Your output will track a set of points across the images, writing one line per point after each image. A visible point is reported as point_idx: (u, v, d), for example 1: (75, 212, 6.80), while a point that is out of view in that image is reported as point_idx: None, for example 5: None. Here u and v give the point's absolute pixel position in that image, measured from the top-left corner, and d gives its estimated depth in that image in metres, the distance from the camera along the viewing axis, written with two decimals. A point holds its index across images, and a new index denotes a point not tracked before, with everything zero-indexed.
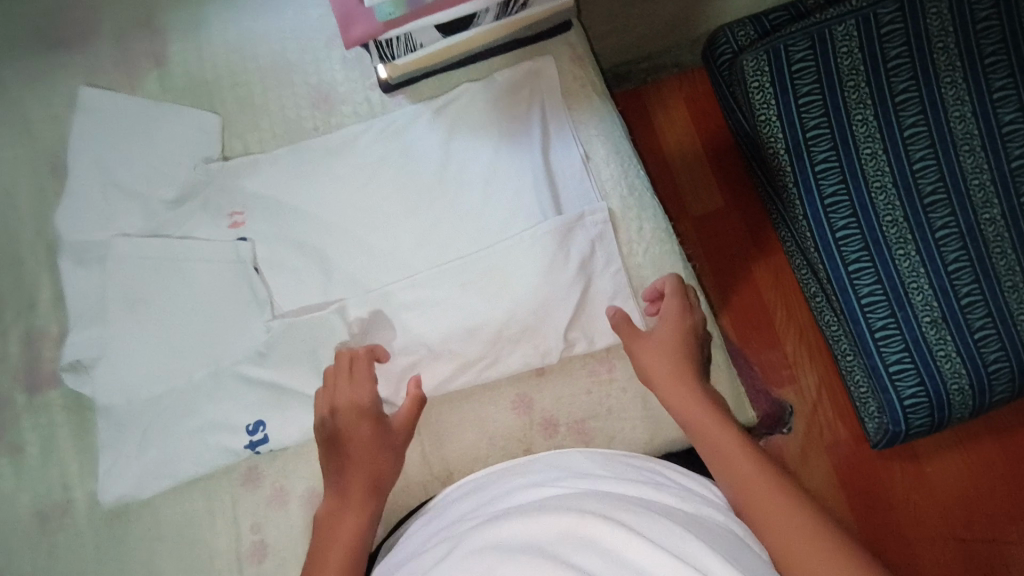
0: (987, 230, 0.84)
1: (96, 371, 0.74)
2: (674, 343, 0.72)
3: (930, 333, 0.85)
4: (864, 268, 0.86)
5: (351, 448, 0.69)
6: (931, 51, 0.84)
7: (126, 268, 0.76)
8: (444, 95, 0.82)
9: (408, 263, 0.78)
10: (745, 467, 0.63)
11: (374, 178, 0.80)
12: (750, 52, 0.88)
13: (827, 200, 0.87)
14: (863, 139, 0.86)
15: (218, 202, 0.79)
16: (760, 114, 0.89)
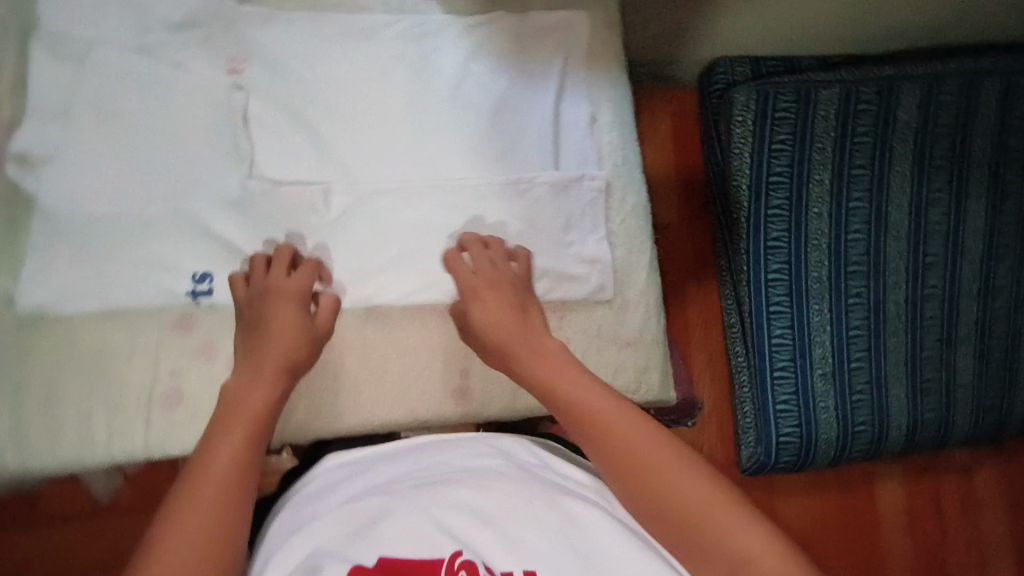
0: (890, 308, 0.97)
1: (45, 171, 0.69)
2: (508, 291, 0.74)
3: (817, 384, 0.99)
4: (781, 312, 0.98)
5: (272, 328, 0.69)
6: (891, 142, 0.96)
7: (107, 78, 0.72)
8: (480, 15, 0.82)
9: (400, 166, 0.78)
10: (603, 412, 0.60)
11: (387, 71, 0.79)
12: (743, 88, 0.99)
13: (770, 242, 0.98)
14: (815, 201, 0.97)
15: (221, 41, 0.75)
16: (737, 150, 0.99)
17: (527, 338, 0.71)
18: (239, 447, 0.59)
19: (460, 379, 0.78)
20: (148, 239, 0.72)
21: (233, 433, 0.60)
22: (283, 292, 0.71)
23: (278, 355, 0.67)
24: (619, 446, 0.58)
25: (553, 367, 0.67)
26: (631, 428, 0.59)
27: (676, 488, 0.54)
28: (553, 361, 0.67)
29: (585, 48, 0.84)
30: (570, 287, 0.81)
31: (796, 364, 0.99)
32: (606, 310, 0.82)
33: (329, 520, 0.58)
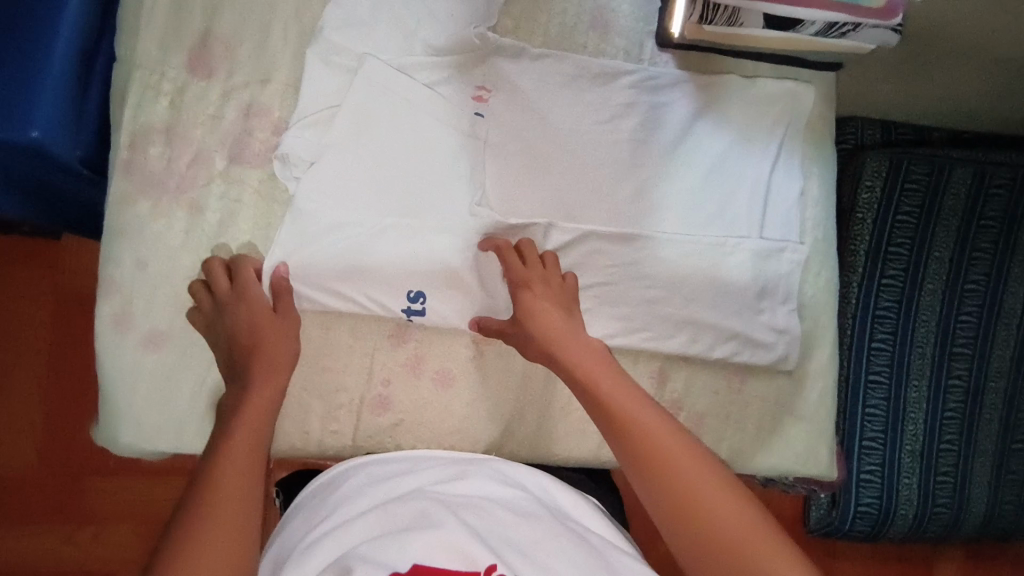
0: (989, 393, 1.08)
1: (303, 174, 0.72)
2: (562, 300, 0.74)
3: (905, 460, 1.10)
4: (878, 383, 1.08)
5: (259, 333, 0.66)
6: (1015, 228, 1.02)
7: (366, 90, 0.74)
8: (713, 76, 0.83)
9: (619, 213, 0.80)
10: (666, 445, 0.60)
11: (618, 119, 0.81)
12: (876, 153, 1.00)
13: (879, 312, 1.05)
14: (930, 276, 1.03)
15: (475, 70, 0.78)
16: (859, 212, 1.03)
17: (569, 339, 0.71)
18: (257, 431, 0.59)
19: None
20: (377, 249, 0.74)
21: (259, 414, 0.61)
22: (245, 308, 0.67)
23: (274, 364, 0.65)
24: (675, 478, 0.58)
25: (608, 385, 0.66)
26: (684, 462, 0.59)
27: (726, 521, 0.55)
28: (608, 381, 0.66)
29: (804, 122, 0.86)
30: (757, 353, 0.82)
31: (884, 437, 1.10)
32: (786, 380, 0.84)
33: (362, 524, 0.58)
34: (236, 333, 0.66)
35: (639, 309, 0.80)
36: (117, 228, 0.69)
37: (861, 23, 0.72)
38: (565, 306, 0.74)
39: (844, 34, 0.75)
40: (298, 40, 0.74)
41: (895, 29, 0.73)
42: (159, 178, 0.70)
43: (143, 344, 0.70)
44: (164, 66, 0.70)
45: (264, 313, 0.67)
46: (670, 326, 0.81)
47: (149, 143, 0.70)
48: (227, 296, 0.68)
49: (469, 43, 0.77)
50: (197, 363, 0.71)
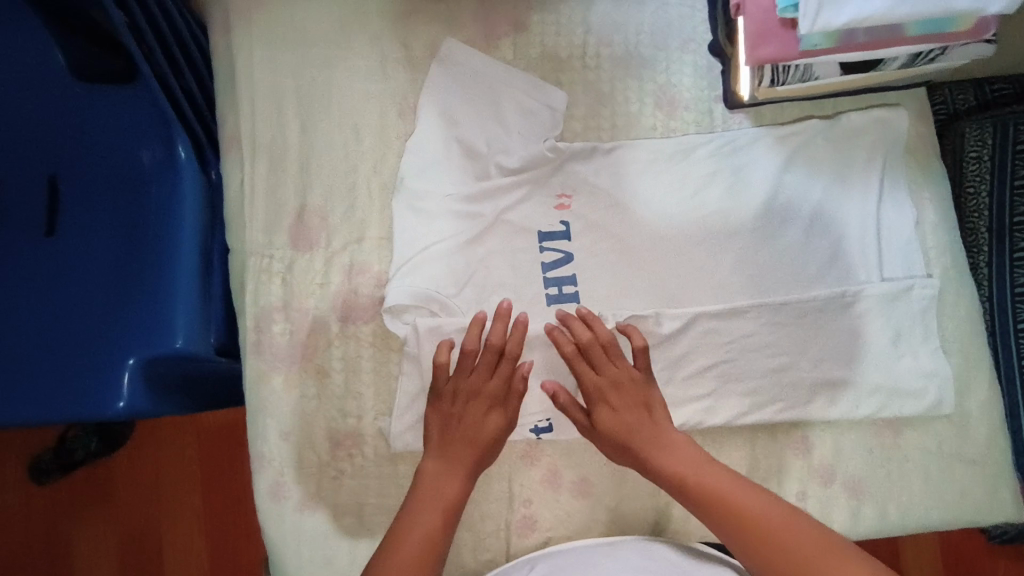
0: None
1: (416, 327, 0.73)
2: (637, 400, 0.71)
3: None
4: None
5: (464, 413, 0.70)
6: None
7: (457, 225, 0.76)
8: (795, 124, 0.80)
9: (724, 287, 0.78)
10: (747, 502, 0.63)
11: (702, 191, 0.79)
12: (974, 119, 0.82)
13: (1019, 290, 0.80)
14: None
15: (552, 181, 0.79)
16: (969, 185, 0.84)
17: (635, 412, 0.71)
18: (441, 517, 0.65)
19: (797, 501, 0.75)
20: None
21: (456, 476, 0.68)
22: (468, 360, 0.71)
23: (472, 441, 0.70)
24: (761, 529, 0.61)
25: (679, 450, 0.68)
26: (770, 515, 0.62)
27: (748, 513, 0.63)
28: (663, 445, 0.69)
29: (904, 148, 0.80)
30: (906, 403, 0.76)
31: None
32: (946, 425, 0.77)
33: None
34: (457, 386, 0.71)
35: (770, 380, 0.76)
36: (259, 407, 0.75)
37: (948, 46, 0.68)
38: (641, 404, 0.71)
39: (931, 58, 0.70)
40: (382, 194, 0.78)
41: (988, 41, 0.68)
42: (285, 350, 0.75)
43: (298, 508, 0.74)
44: (272, 248, 0.76)
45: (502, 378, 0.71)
46: (803, 393, 0.76)
47: (272, 321, 0.75)
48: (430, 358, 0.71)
49: (542, 157, 0.78)
50: (348, 519, 0.74)
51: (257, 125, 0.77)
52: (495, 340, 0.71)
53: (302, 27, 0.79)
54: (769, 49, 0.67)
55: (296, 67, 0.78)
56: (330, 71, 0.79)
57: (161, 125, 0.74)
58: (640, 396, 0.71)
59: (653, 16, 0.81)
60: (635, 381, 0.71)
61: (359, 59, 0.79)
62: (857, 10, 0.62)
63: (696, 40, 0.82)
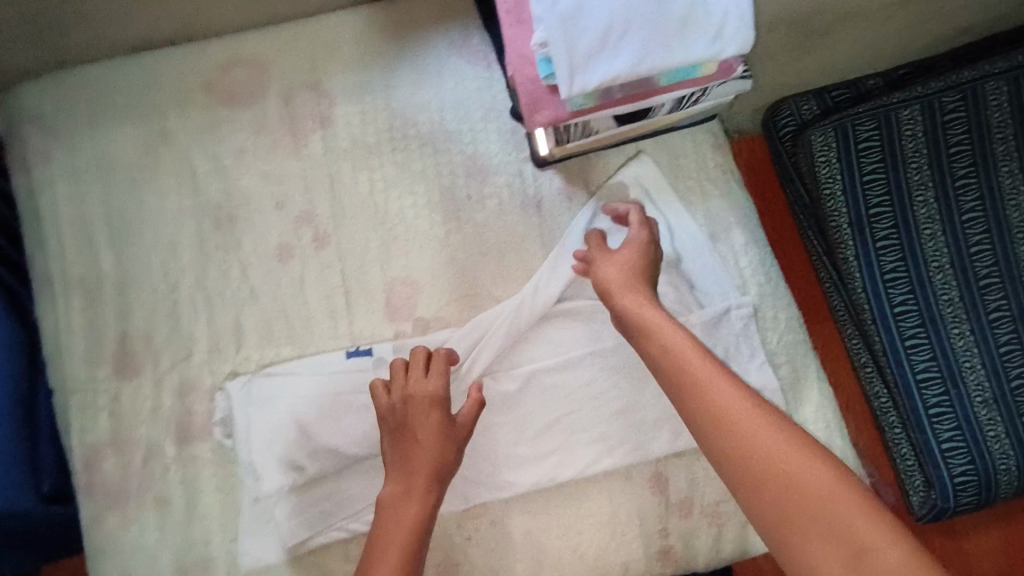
0: (1002, 326, 0.91)
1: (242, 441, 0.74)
2: (636, 268, 0.72)
3: (981, 413, 0.91)
4: (920, 345, 0.91)
5: (420, 434, 0.70)
6: (990, 142, 0.92)
7: (290, 325, 0.78)
8: (597, 178, 0.85)
9: (557, 340, 0.80)
10: (772, 446, 0.53)
11: (523, 250, 0.83)
12: (818, 128, 0.93)
13: (885, 274, 0.91)
14: (924, 222, 0.92)
15: (379, 266, 0.81)
16: (826, 187, 0.92)
17: (634, 288, 0.70)
18: (424, 494, 0.67)
19: (660, 537, 0.78)
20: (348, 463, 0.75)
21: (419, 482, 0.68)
22: (403, 408, 0.72)
23: (415, 442, 0.70)
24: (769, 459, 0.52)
25: (708, 369, 0.59)
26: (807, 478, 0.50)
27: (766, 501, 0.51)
28: (665, 330, 0.65)
29: (701, 181, 0.86)
30: None
31: (949, 398, 0.91)
32: None
33: None
34: (396, 422, 0.71)
35: (614, 420, 0.79)
36: (100, 549, 0.71)
37: (708, 87, 0.74)
38: (633, 275, 0.72)
39: (695, 100, 0.76)
40: (206, 307, 0.77)
41: (741, 77, 0.74)
42: (120, 485, 0.73)
43: None
44: (95, 382, 0.75)
45: (434, 381, 0.73)
46: (648, 429, 0.79)
47: (102, 458, 0.73)
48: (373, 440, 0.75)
49: (368, 253, 0.81)
50: None
51: (68, 261, 0.77)
52: (414, 390, 0.72)
53: (106, 156, 0.79)
54: (543, 114, 0.71)
55: (103, 195, 0.78)
56: (139, 194, 0.79)
57: None
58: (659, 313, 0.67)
59: (454, 92, 0.84)
60: (435, 403, 0.71)
61: (168, 177, 0.79)
62: (605, 73, 0.66)
63: (498, 108, 0.85)
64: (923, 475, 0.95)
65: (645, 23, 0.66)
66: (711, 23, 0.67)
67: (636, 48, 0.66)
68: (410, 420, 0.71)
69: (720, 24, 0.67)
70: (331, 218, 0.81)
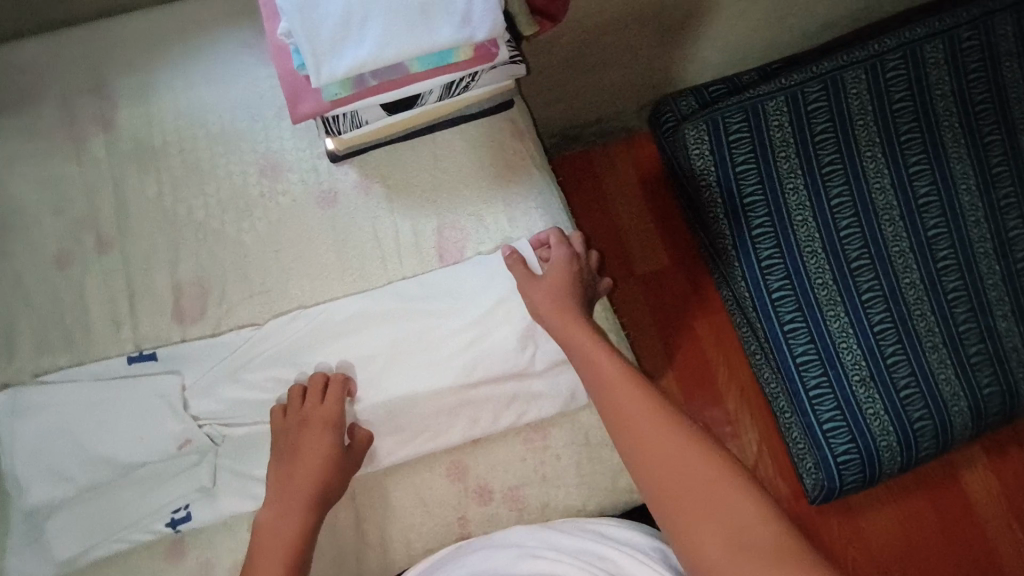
0: (908, 293, 0.99)
1: (7, 456, 0.72)
2: (559, 284, 0.76)
3: (859, 392, 1.00)
4: (798, 328, 1.02)
5: (305, 461, 0.71)
6: (853, 127, 1.00)
7: (68, 333, 0.76)
8: (395, 171, 0.85)
9: (355, 332, 0.79)
10: (648, 431, 0.63)
11: (315, 244, 0.82)
12: (691, 123, 1.02)
13: (763, 261, 1.02)
14: (795, 208, 1.01)
15: (163, 268, 0.79)
16: (701, 179, 1.03)
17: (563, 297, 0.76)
18: (304, 522, 0.69)
19: (460, 526, 0.78)
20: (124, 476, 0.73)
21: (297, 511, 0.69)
22: (296, 435, 0.73)
23: (304, 466, 0.71)
24: (649, 437, 0.62)
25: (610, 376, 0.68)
26: (664, 436, 0.62)
27: (646, 464, 0.61)
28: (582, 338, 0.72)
29: (502, 167, 0.86)
30: (543, 403, 0.80)
31: (828, 378, 1.01)
32: (587, 415, 0.81)
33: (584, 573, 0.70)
34: (289, 446, 0.73)
35: (413, 407, 0.77)
36: None
37: (476, 71, 0.74)
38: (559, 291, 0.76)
39: (465, 86, 0.76)
40: None
41: (510, 61, 0.75)
42: None
43: None
44: None
45: (334, 407, 0.74)
46: (445, 418, 0.78)
47: None
48: (278, 459, 0.73)
49: (152, 255, 0.79)
50: None
51: None
52: (312, 413, 0.73)
53: None
54: (303, 105, 0.70)
55: None
56: None
57: None
58: (587, 331, 0.73)
59: (243, 90, 0.84)
60: (329, 428, 0.73)
61: None
62: (349, 61, 0.66)
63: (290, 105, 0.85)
64: (812, 458, 1.07)
65: (388, 10, 0.66)
66: (456, 8, 0.67)
67: (379, 34, 0.65)
68: (305, 434, 0.72)
69: (465, 8, 0.67)
70: (114, 222, 0.80)
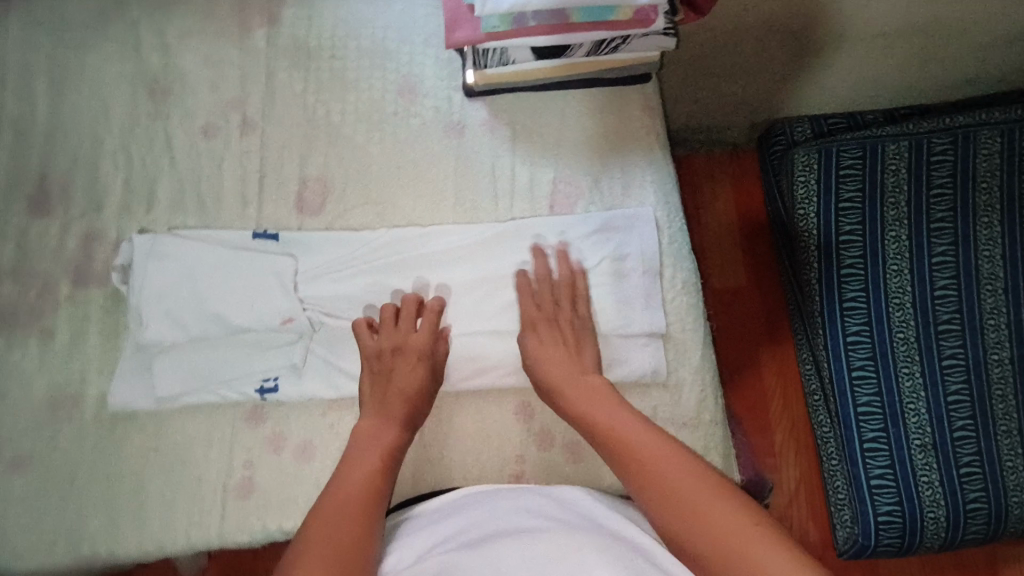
0: (994, 370, 0.92)
1: (131, 290, 0.78)
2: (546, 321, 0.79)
3: (917, 457, 0.94)
4: (867, 377, 0.97)
5: (404, 379, 0.75)
6: (975, 189, 0.94)
7: (199, 198, 0.83)
8: (523, 118, 0.88)
9: (457, 261, 0.83)
10: (628, 430, 0.67)
11: (434, 169, 0.86)
12: (803, 148, 1.01)
13: (845, 302, 0.98)
14: (893, 256, 0.96)
15: (295, 161, 0.85)
16: (800, 206, 1.00)
17: (554, 359, 0.76)
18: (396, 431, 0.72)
19: (516, 464, 0.80)
20: (227, 337, 0.79)
21: (374, 456, 0.69)
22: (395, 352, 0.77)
23: (407, 386, 0.75)
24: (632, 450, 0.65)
25: (570, 388, 0.74)
26: (634, 430, 0.67)
27: (636, 471, 0.64)
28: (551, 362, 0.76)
29: (626, 136, 0.88)
30: (620, 370, 0.82)
31: (887, 435, 0.96)
32: (660, 391, 0.82)
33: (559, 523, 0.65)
34: (386, 366, 0.77)
35: (496, 343, 0.81)
36: None
37: (627, 35, 0.76)
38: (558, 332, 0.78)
39: (614, 48, 0.79)
40: (125, 165, 0.83)
41: (663, 32, 0.77)
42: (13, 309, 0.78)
43: (9, 469, 0.75)
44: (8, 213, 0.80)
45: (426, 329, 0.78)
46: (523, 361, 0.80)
47: None
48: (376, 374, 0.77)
49: (288, 146, 0.85)
50: (61, 481, 0.75)
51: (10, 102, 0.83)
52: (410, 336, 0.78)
53: (63, 17, 0.87)
54: (460, 32, 0.74)
55: (52, 49, 0.86)
56: (84, 53, 0.85)
57: None
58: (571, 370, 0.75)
59: (399, 13, 0.89)
60: (424, 357, 0.77)
61: (112, 44, 0.86)
62: None
63: (439, 36, 0.89)
64: (851, 508, 1.00)
65: None
66: None
67: None
68: (407, 352, 0.77)
69: None
70: (260, 108, 0.86)
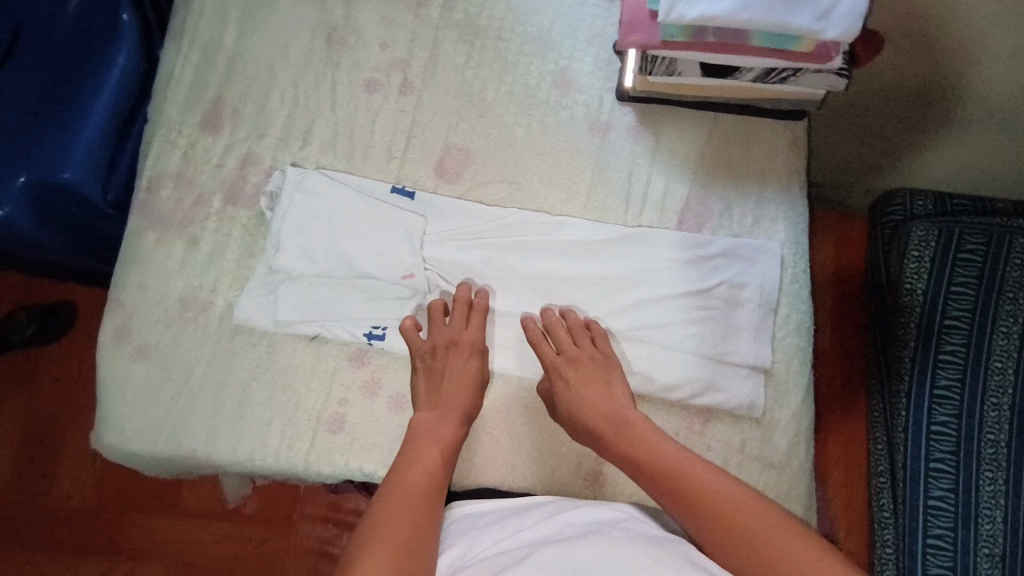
0: None
1: (274, 217, 0.83)
2: (559, 356, 0.78)
3: (983, 566, 0.87)
4: (944, 471, 0.91)
5: (456, 375, 0.77)
6: None
7: (349, 146, 0.87)
8: (668, 130, 0.88)
9: (578, 254, 0.84)
10: (678, 459, 0.68)
11: (573, 162, 0.87)
12: (922, 222, 0.94)
13: (937, 389, 0.93)
14: (999, 352, 0.91)
15: (443, 128, 0.88)
16: (907, 281, 0.95)
17: (578, 392, 0.76)
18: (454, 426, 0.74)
19: (595, 463, 0.80)
20: (348, 279, 0.83)
21: (433, 451, 0.70)
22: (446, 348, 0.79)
23: (460, 380, 0.77)
24: (686, 479, 0.66)
25: (613, 416, 0.74)
26: (687, 460, 0.67)
27: (689, 507, 0.64)
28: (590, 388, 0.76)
29: (768, 168, 0.87)
30: (719, 395, 0.80)
31: (954, 536, 0.89)
32: (752, 426, 0.81)
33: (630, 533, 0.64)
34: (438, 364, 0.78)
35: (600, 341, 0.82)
36: (131, 258, 0.83)
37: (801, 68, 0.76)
38: (566, 367, 0.78)
39: (783, 79, 0.78)
40: (291, 102, 0.88)
41: (837, 71, 0.76)
42: (168, 212, 0.84)
43: (134, 355, 0.81)
44: (182, 124, 0.87)
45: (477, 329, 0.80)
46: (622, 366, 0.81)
47: (162, 187, 0.85)
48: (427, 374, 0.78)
49: (440, 113, 0.88)
50: (176, 377, 0.80)
51: (201, 23, 0.90)
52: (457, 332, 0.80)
53: None
54: (635, 36, 0.76)
55: None
56: None
57: (112, 15, 0.90)
58: (597, 409, 0.75)
59: (570, 7, 0.91)
60: (476, 351, 0.79)
61: None
62: (704, 10, 0.68)
63: (603, 37, 0.91)
64: None
65: None
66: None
67: None
68: (457, 349, 0.79)
69: (830, 3, 0.67)
70: (422, 73, 0.90)
